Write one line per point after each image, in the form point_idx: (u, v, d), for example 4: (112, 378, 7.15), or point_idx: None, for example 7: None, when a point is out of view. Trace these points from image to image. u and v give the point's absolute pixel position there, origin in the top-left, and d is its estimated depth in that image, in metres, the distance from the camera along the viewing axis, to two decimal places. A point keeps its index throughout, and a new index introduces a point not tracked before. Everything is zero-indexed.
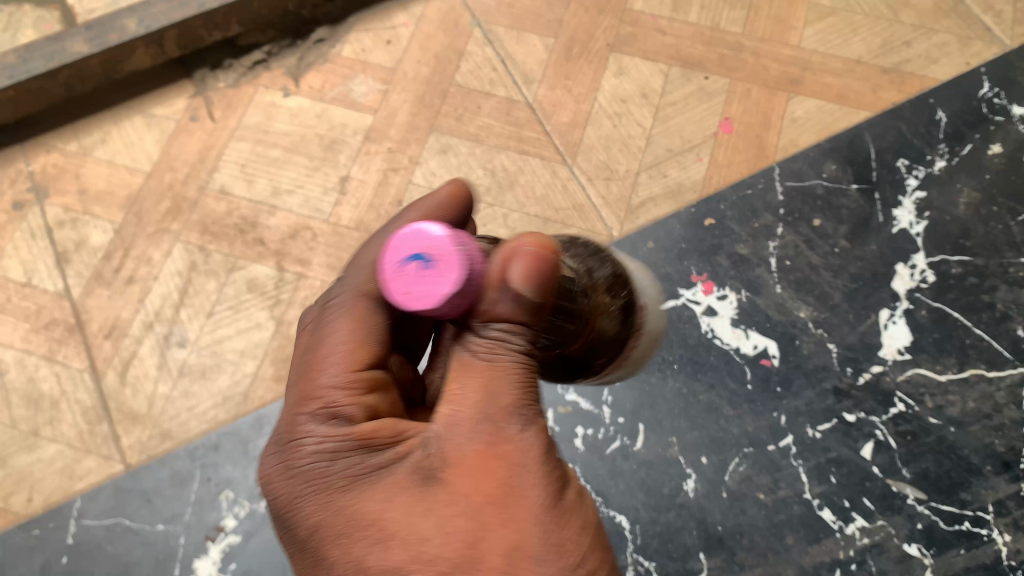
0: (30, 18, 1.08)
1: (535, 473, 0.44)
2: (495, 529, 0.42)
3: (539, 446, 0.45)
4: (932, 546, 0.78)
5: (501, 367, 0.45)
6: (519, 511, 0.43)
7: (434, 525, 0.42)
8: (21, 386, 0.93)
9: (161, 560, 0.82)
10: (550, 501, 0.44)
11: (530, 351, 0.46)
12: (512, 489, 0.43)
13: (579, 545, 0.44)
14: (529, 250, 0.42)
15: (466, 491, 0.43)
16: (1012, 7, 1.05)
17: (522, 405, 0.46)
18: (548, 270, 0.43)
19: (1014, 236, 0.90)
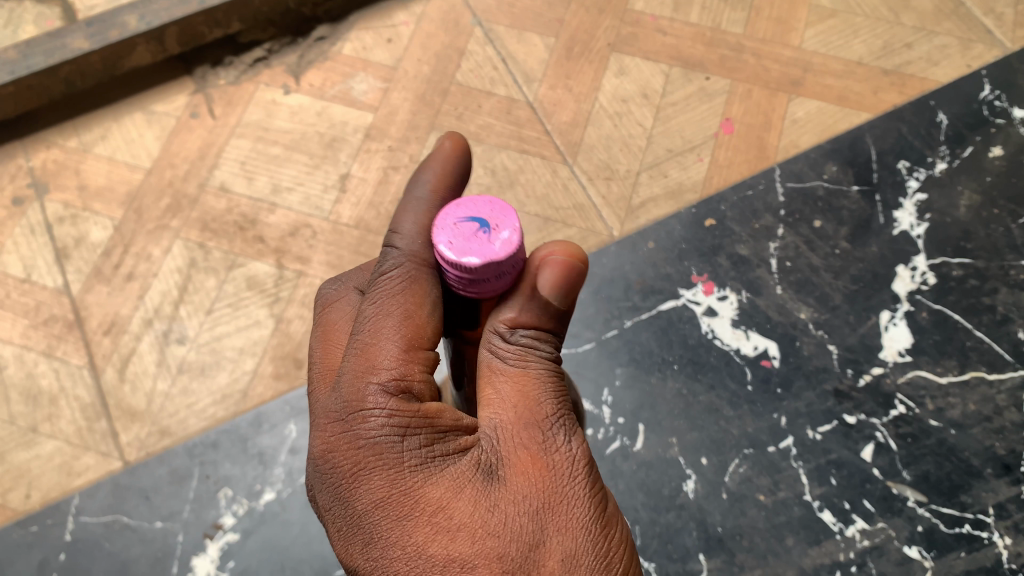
0: (31, 14, 1.08)
1: (583, 482, 0.47)
2: (551, 533, 0.45)
3: (585, 457, 0.49)
4: (932, 548, 0.78)
5: (539, 376, 0.50)
6: (573, 516, 0.46)
7: (500, 521, 0.45)
8: (20, 382, 0.92)
9: (159, 557, 0.82)
10: (600, 509, 0.47)
11: (553, 358, 0.51)
12: (562, 496, 0.47)
13: (624, 554, 0.47)
14: (559, 259, 0.48)
15: (522, 492, 0.46)
16: (1012, 10, 1.05)
17: (562, 412, 0.50)
18: (573, 279, 0.49)
19: (1015, 239, 0.90)
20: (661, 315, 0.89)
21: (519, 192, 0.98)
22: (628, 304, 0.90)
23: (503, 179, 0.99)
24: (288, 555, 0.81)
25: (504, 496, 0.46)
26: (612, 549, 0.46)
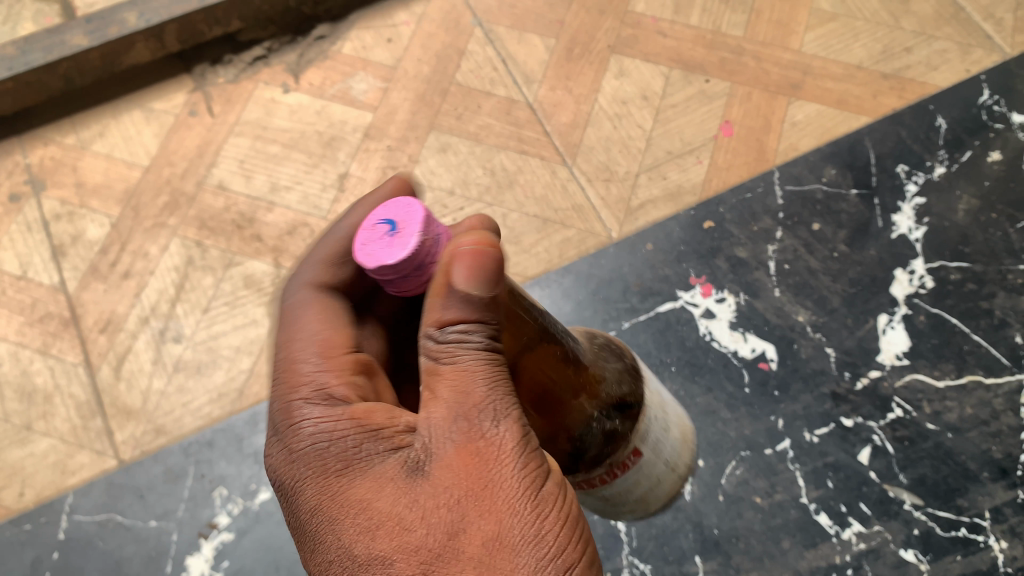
0: (30, 11, 1.07)
1: (513, 468, 0.43)
2: (477, 521, 0.41)
3: (518, 442, 0.43)
4: (928, 552, 0.78)
5: (463, 366, 0.43)
6: (499, 504, 0.42)
7: (418, 515, 0.42)
8: (15, 378, 0.92)
9: (153, 556, 0.81)
10: (530, 493, 0.43)
11: (491, 348, 0.44)
12: (491, 483, 0.42)
13: (558, 540, 0.43)
14: (466, 249, 0.42)
15: (446, 483, 0.42)
16: (1012, 15, 1.05)
17: (494, 397, 0.44)
18: (489, 267, 0.42)
19: (1013, 243, 0.90)
20: (659, 317, 0.89)
21: (519, 193, 0.98)
22: (626, 306, 0.90)
23: (502, 179, 0.99)
24: (283, 555, 0.80)
25: (426, 489, 0.42)
26: (548, 531, 0.42)
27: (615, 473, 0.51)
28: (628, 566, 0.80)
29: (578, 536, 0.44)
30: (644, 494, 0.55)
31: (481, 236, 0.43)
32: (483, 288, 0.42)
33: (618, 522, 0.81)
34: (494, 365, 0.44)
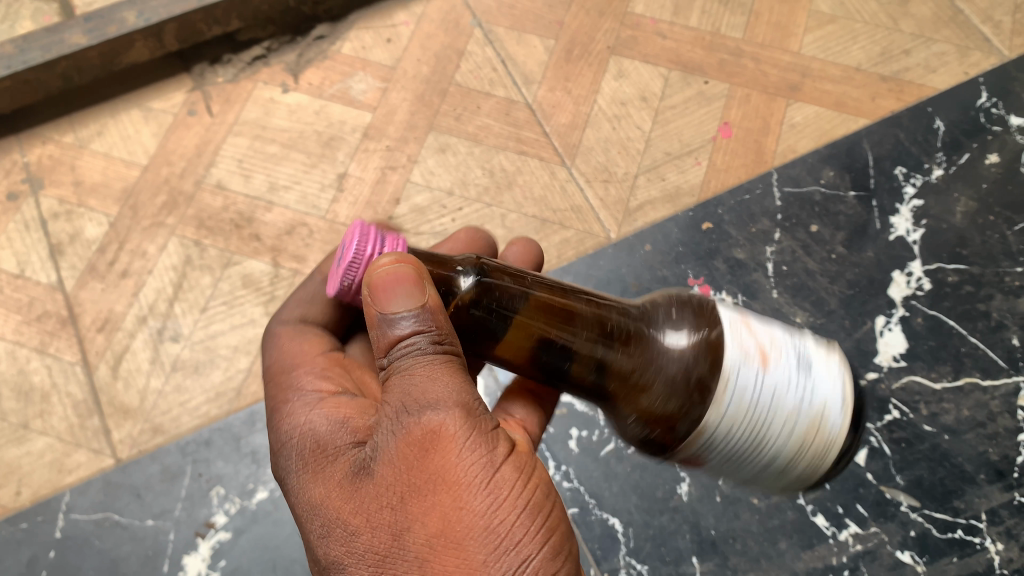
0: (29, 10, 1.07)
1: (456, 464, 0.46)
2: (422, 515, 0.45)
3: (461, 437, 0.46)
4: (924, 553, 0.79)
5: (405, 366, 0.47)
6: (441, 501, 0.45)
7: (367, 516, 0.46)
8: (11, 378, 0.92)
9: (150, 556, 0.82)
10: (474, 488, 0.46)
11: (438, 348, 0.47)
12: (436, 476, 0.45)
13: (507, 531, 0.45)
14: (374, 277, 0.46)
15: (393, 481, 0.46)
16: (1009, 18, 1.05)
17: (436, 395, 0.47)
18: (405, 285, 0.46)
19: (1010, 246, 0.90)
20: None
21: (517, 193, 0.98)
22: None
23: (501, 180, 0.99)
24: (280, 554, 0.81)
25: (376, 488, 0.46)
26: (501, 515, 0.45)
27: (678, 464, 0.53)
28: (626, 566, 0.80)
29: (539, 515, 0.47)
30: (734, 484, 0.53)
31: (403, 258, 0.46)
32: (407, 303, 0.46)
33: (614, 522, 0.82)
34: (435, 358, 0.47)
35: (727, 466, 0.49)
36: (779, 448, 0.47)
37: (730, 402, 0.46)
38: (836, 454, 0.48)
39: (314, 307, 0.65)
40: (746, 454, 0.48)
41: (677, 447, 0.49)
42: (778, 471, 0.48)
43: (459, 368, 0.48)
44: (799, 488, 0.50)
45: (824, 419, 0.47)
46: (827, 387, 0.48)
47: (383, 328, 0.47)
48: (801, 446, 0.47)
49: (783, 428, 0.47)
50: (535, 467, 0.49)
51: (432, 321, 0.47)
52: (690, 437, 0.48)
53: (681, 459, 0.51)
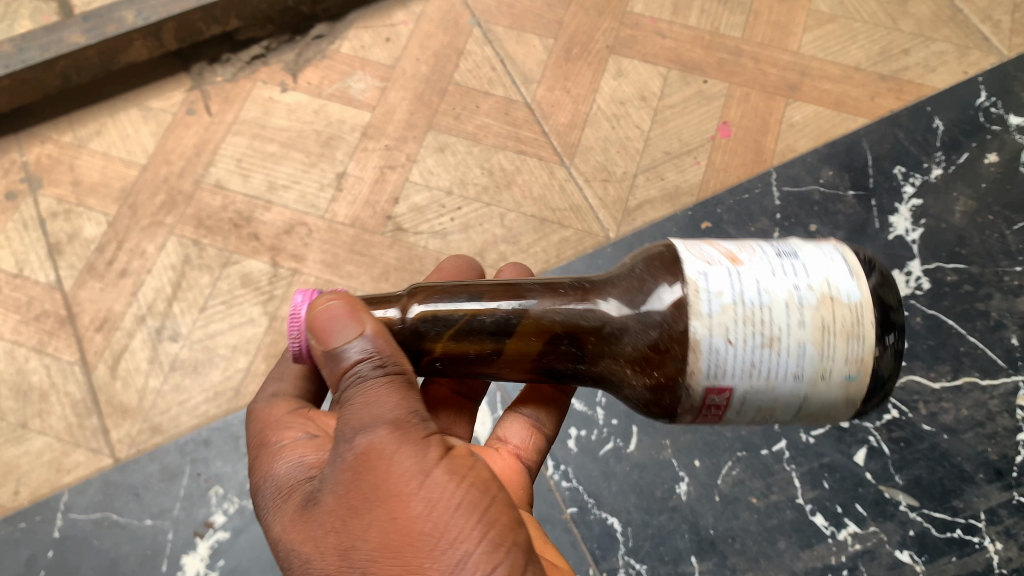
0: (28, 9, 1.07)
1: (390, 476, 0.47)
2: (364, 529, 0.46)
3: (394, 451, 0.47)
4: (923, 553, 0.79)
5: (350, 394, 0.50)
6: (378, 515, 0.46)
7: (318, 541, 0.48)
8: (10, 377, 0.92)
9: (149, 555, 0.82)
10: (410, 496, 0.47)
11: (378, 372, 0.49)
12: (372, 490, 0.47)
13: (444, 534, 0.46)
14: (318, 316, 0.50)
15: (338, 504, 0.48)
16: (1009, 17, 1.05)
17: (371, 416, 0.48)
18: (344, 319, 0.50)
19: (1010, 245, 0.90)
20: None
21: (516, 193, 0.98)
22: None
23: (500, 179, 0.99)
24: None
25: (324, 513, 0.48)
26: (437, 517, 0.46)
27: (721, 416, 0.49)
28: (625, 565, 0.80)
29: (476, 510, 0.47)
30: (793, 418, 0.49)
31: (334, 298, 0.51)
32: (347, 334, 0.50)
33: (613, 522, 0.82)
34: (375, 381, 0.49)
35: (766, 384, 0.47)
36: (804, 333, 0.46)
37: (720, 302, 0.46)
38: (868, 320, 0.47)
39: (284, 384, 0.65)
40: (774, 357, 0.46)
41: (702, 379, 0.47)
42: (821, 364, 0.46)
43: (401, 386, 0.49)
44: (857, 380, 0.47)
45: (830, 289, 0.47)
46: (820, 262, 0.48)
47: (331, 366, 0.51)
48: (824, 321, 0.46)
49: (793, 310, 0.46)
50: (475, 467, 0.50)
51: (375, 348, 0.50)
52: (707, 359, 0.46)
53: (717, 400, 0.48)
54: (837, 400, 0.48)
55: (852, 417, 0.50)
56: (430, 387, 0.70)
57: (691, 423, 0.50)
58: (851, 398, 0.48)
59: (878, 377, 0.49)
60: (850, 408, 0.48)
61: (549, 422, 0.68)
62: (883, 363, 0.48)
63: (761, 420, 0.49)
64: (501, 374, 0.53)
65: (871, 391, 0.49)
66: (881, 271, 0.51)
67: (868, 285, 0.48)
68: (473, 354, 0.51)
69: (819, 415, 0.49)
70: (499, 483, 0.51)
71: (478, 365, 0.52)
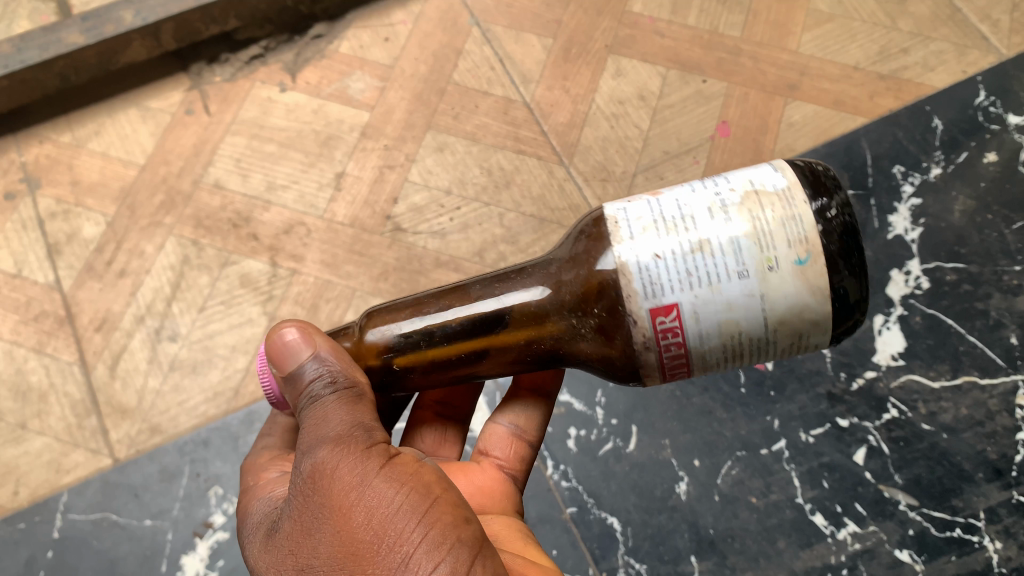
0: (26, 9, 1.07)
1: (335, 488, 0.50)
2: (316, 546, 0.49)
3: (338, 464, 0.51)
4: (923, 552, 0.79)
5: (306, 415, 0.54)
6: (326, 528, 0.49)
7: (279, 565, 0.51)
8: (9, 377, 0.92)
9: (148, 555, 0.83)
10: (352, 505, 0.49)
11: (327, 390, 0.53)
12: (320, 507, 0.50)
13: (387, 537, 0.48)
14: (271, 345, 0.55)
15: (293, 526, 0.51)
16: (1008, 17, 1.04)
17: (319, 435, 0.52)
18: (295, 343, 0.55)
19: (1009, 244, 0.90)
20: None
21: (515, 192, 0.98)
22: None
23: (499, 179, 0.99)
24: None
25: (283, 536, 0.52)
26: (379, 523, 0.49)
27: (685, 344, 0.49)
28: (624, 565, 0.80)
29: (417, 512, 0.49)
30: (762, 328, 0.48)
31: (286, 325, 0.56)
32: (298, 357, 0.54)
33: (613, 522, 0.82)
34: (323, 397, 0.53)
35: (711, 291, 0.47)
36: (734, 231, 0.47)
37: (642, 227, 0.49)
38: (799, 201, 0.47)
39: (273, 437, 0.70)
40: (709, 261, 0.47)
41: (644, 302, 0.48)
42: (762, 257, 0.46)
43: (346, 400, 0.53)
44: (808, 263, 0.47)
45: (758, 188, 0.48)
46: (751, 171, 0.50)
47: (290, 392, 0.56)
48: (753, 214, 0.47)
49: (716, 212, 0.48)
50: (419, 472, 0.52)
51: (324, 367, 0.54)
52: (640, 279, 0.48)
53: (668, 322, 0.48)
54: (794, 289, 0.47)
55: (832, 314, 0.48)
56: (416, 411, 0.73)
57: (660, 368, 0.51)
58: (812, 284, 0.47)
59: (841, 258, 0.47)
60: (817, 298, 0.47)
61: (529, 427, 0.70)
62: (849, 286, 0.48)
63: (730, 341, 0.48)
64: (474, 370, 0.56)
65: (836, 273, 0.47)
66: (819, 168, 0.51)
67: (795, 174, 0.49)
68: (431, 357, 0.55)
69: (789, 319, 0.48)
70: (447, 484, 0.53)
71: (443, 363, 0.55)
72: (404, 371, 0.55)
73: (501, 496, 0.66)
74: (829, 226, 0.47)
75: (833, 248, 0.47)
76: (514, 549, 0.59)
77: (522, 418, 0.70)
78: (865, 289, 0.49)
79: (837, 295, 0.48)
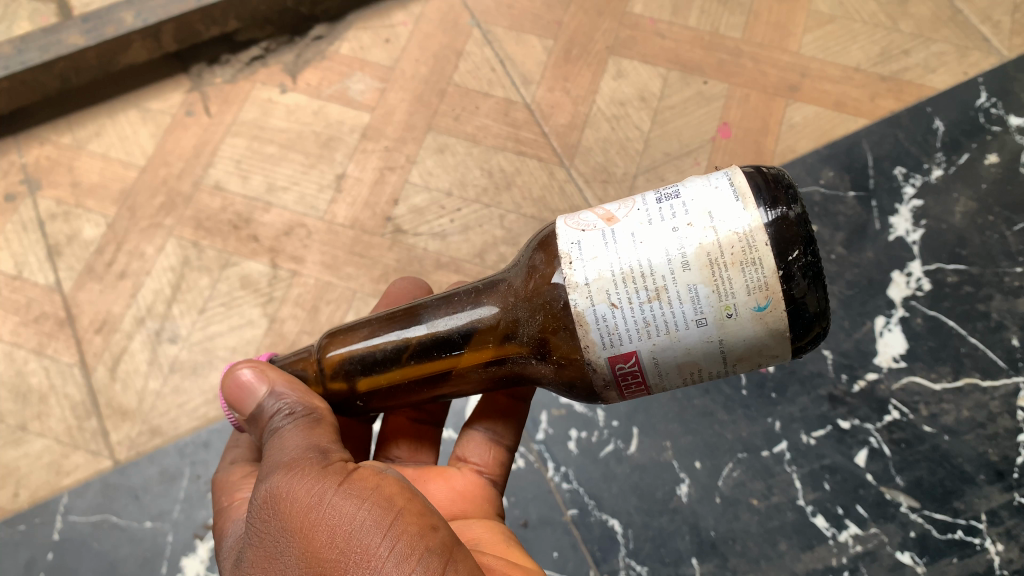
0: (26, 10, 1.06)
1: (298, 510, 0.50)
2: (281, 569, 0.49)
3: (298, 487, 0.51)
4: (924, 554, 0.79)
5: (269, 445, 0.55)
6: (291, 550, 0.49)
7: None
8: (9, 379, 0.92)
9: (149, 557, 0.83)
10: (315, 524, 0.49)
11: (287, 418, 0.55)
12: (281, 531, 0.50)
13: (352, 551, 0.48)
14: (232, 381, 0.58)
15: (256, 554, 0.51)
16: (1009, 18, 1.04)
17: (281, 462, 0.53)
18: (250, 379, 0.58)
19: (1010, 246, 0.90)
20: None
21: (516, 194, 0.98)
22: None
23: (500, 180, 0.99)
24: None
25: (245, 566, 0.51)
26: (342, 539, 0.49)
27: (645, 381, 0.50)
28: (625, 568, 0.80)
29: (382, 525, 0.49)
30: (721, 364, 0.48)
31: (241, 366, 0.59)
32: (258, 391, 0.57)
33: (614, 524, 0.82)
34: (281, 427, 0.55)
35: (669, 338, 0.47)
36: (691, 277, 0.46)
37: (596, 267, 0.47)
38: (761, 242, 0.45)
39: (241, 449, 0.70)
40: (665, 308, 0.46)
41: (602, 351, 0.48)
42: (721, 305, 0.46)
43: (303, 426, 0.55)
44: (768, 308, 0.46)
45: (720, 233, 0.46)
46: (714, 199, 0.47)
47: (255, 428, 0.59)
48: (711, 257, 0.45)
49: (674, 257, 0.46)
50: (381, 485, 0.52)
51: (282, 399, 0.56)
52: (598, 330, 0.47)
53: (627, 367, 0.49)
54: (753, 333, 0.47)
55: (791, 347, 0.48)
56: (388, 418, 0.73)
57: (622, 398, 0.52)
58: (770, 328, 0.47)
59: (805, 303, 0.47)
60: (775, 339, 0.47)
61: (507, 433, 0.70)
62: (801, 341, 0.48)
63: (689, 375, 0.49)
64: (437, 393, 0.58)
65: (796, 313, 0.47)
66: (785, 184, 0.48)
67: (764, 211, 0.46)
68: (387, 381, 0.57)
69: (747, 356, 0.48)
70: (410, 494, 0.53)
71: (405, 391, 0.57)
72: (363, 396, 0.58)
73: (481, 499, 0.67)
74: (790, 268, 0.46)
75: (794, 291, 0.46)
76: (496, 551, 0.59)
77: (499, 424, 0.70)
78: (824, 301, 0.48)
79: (796, 333, 0.47)
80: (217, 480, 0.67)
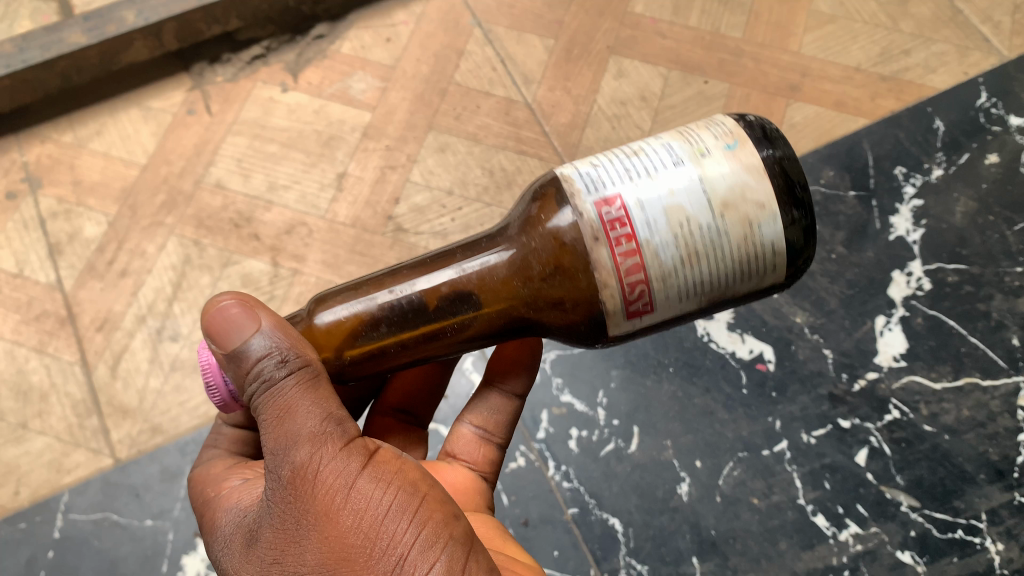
0: (28, 9, 1.06)
1: (320, 494, 0.49)
2: (303, 554, 0.49)
3: (320, 469, 0.49)
4: (924, 553, 0.79)
5: (271, 410, 0.50)
6: (314, 534, 0.49)
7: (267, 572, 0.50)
8: (10, 377, 0.92)
9: (149, 556, 0.84)
10: (340, 508, 0.49)
11: (287, 373, 0.50)
12: (302, 514, 0.49)
13: (379, 538, 0.49)
14: (213, 318, 0.51)
15: (276, 536, 0.50)
16: (1009, 18, 1.04)
17: (294, 437, 0.50)
18: (237, 315, 0.51)
19: (1010, 246, 0.90)
20: None
21: (517, 193, 0.98)
22: None
23: (500, 179, 0.99)
24: None
25: (263, 546, 0.51)
26: (369, 526, 0.49)
27: (635, 237, 0.48)
28: (626, 566, 0.80)
29: (406, 512, 0.50)
30: (708, 214, 0.48)
31: (223, 299, 0.52)
32: (246, 331, 0.51)
33: (614, 523, 0.82)
34: (279, 379, 0.50)
35: (651, 180, 0.48)
36: (664, 140, 0.51)
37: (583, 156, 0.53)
38: (720, 117, 0.52)
39: (217, 449, 0.70)
40: (644, 159, 0.49)
41: (587, 195, 0.49)
42: (693, 148, 0.49)
43: (304, 382, 0.50)
44: (737, 147, 0.49)
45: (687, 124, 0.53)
46: None
47: (236, 374, 0.52)
48: (680, 130, 0.51)
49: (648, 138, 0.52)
50: (403, 468, 0.52)
51: (274, 343, 0.50)
52: (581, 180, 0.50)
53: (613, 213, 0.48)
54: (729, 173, 0.48)
55: (772, 196, 0.49)
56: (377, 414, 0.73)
57: (616, 273, 0.48)
58: (747, 164, 0.49)
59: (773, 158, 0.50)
60: (752, 176, 0.49)
61: (497, 429, 0.69)
62: (784, 207, 0.49)
63: (680, 231, 0.48)
64: (435, 349, 0.53)
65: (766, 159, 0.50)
66: None
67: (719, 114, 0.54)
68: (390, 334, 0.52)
69: (732, 203, 0.48)
70: (431, 480, 0.53)
71: (404, 336, 0.52)
72: (357, 353, 0.52)
73: (473, 492, 0.67)
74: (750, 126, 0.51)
75: (758, 136, 0.50)
76: (493, 545, 0.59)
77: (490, 422, 0.69)
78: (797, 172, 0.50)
79: (774, 180, 0.49)
80: (195, 476, 0.66)
